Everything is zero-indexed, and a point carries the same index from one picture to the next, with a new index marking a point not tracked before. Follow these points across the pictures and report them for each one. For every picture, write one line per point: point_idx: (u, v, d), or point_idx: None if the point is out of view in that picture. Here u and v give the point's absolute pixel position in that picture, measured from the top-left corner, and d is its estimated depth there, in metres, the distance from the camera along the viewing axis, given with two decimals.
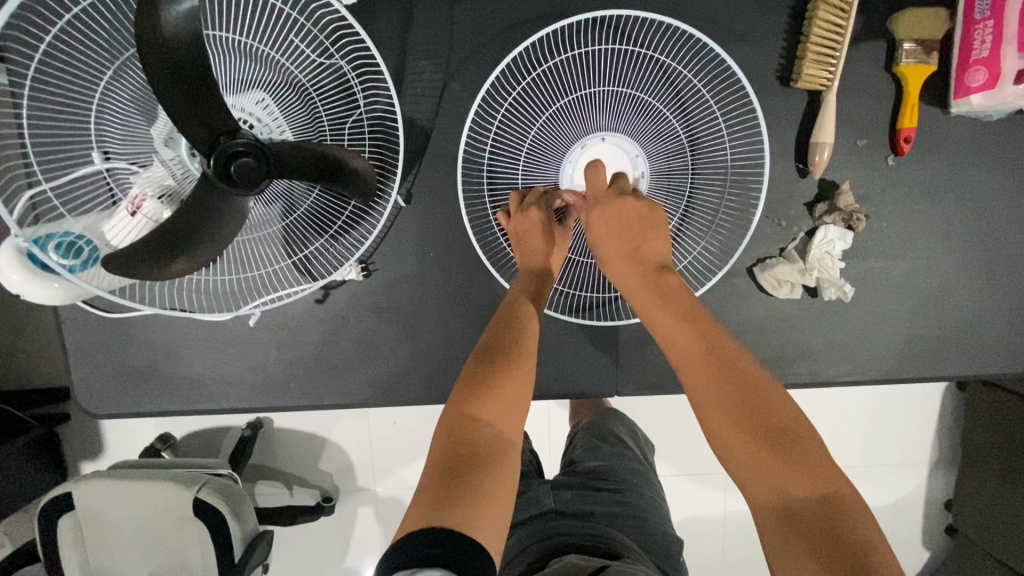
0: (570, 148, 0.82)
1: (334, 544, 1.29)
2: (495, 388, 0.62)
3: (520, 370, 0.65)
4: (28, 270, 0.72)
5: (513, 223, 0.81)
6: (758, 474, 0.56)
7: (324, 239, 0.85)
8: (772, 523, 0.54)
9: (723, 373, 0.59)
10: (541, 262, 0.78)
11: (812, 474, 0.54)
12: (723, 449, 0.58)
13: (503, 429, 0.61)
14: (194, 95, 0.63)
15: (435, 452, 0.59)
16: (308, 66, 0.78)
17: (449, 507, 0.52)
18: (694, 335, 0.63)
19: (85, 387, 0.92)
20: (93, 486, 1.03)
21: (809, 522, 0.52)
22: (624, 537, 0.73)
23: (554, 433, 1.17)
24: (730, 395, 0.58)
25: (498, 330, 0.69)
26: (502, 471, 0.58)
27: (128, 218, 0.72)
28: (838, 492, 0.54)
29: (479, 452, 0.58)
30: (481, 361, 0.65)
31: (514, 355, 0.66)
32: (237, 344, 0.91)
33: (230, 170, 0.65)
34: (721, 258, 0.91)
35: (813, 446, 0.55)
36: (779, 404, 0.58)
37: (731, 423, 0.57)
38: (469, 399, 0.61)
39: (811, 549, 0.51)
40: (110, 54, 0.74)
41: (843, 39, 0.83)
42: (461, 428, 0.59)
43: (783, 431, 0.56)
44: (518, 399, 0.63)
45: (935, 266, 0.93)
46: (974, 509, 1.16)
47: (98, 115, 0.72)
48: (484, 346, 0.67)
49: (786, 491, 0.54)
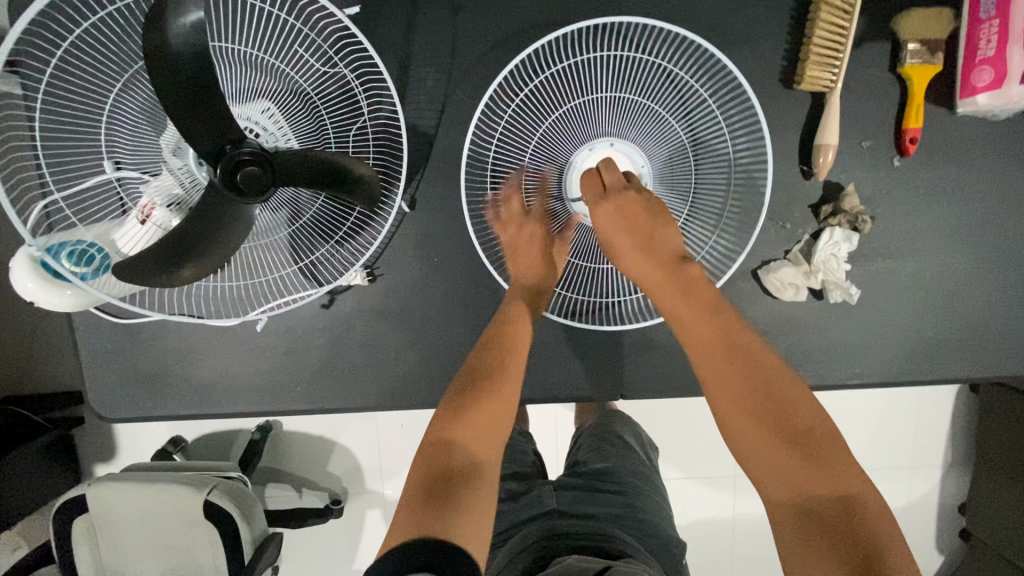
0: (579, 149, 0.83)
1: (343, 547, 1.30)
2: (476, 410, 0.68)
3: (495, 391, 0.70)
4: (43, 278, 0.73)
5: (507, 237, 0.86)
6: (768, 468, 0.57)
7: (329, 245, 0.86)
8: (787, 517, 0.55)
9: (743, 367, 0.60)
10: (528, 277, 0.84)
11: (827, 470, 0.55)
12: (740, 444, 0.59)
13: (479, 450, 0.66)
14: (200, 105, 0.64)
15: (414, 477, 0.63)
16: (312, 75, 0.79)
17: (435, 521, 0.56)
18: (715, 329, 0.64)
19: (97, 392, 0.93)
20: (106, 489, 1.05)
21: (822, 517, 0.54)
22: (627, 538, 0.73)
23: (560, 434, 1.18)
24: (749, 391, 0.59)
25: (481, 355, 0.74)
26: (481, 489, 0.63)
27: (138, 226, 0.74)
28: (853, 489, 0.55)
29: (459, 469, 0.63)
30: (463, 385, 0.71)
31: (494, 378, 0.71)
32: (245, 349, 0.92)
33: (236, 178, 0.66)
34: (729, 258, 0.90)
35: (830, 442, 0.56)
36: (798, 399, 0.58)
37: (747, 418, 0.58)
38: (448, 423, 0.67)
39: (828, 544, 0.52)
40: (119, 67, 0.75)
41: (846, 41, 0.82)
42: (439, 453, 0.64)
43: (801, 427, 0.57)
44: (498, 419, 0.69)
45: (944, 267, 0.92)
46: (989, 512, 1.15)
47: (108, 126, 0.73)
48: (467, 371, 0.73)
49: (802, 486, 0.55)
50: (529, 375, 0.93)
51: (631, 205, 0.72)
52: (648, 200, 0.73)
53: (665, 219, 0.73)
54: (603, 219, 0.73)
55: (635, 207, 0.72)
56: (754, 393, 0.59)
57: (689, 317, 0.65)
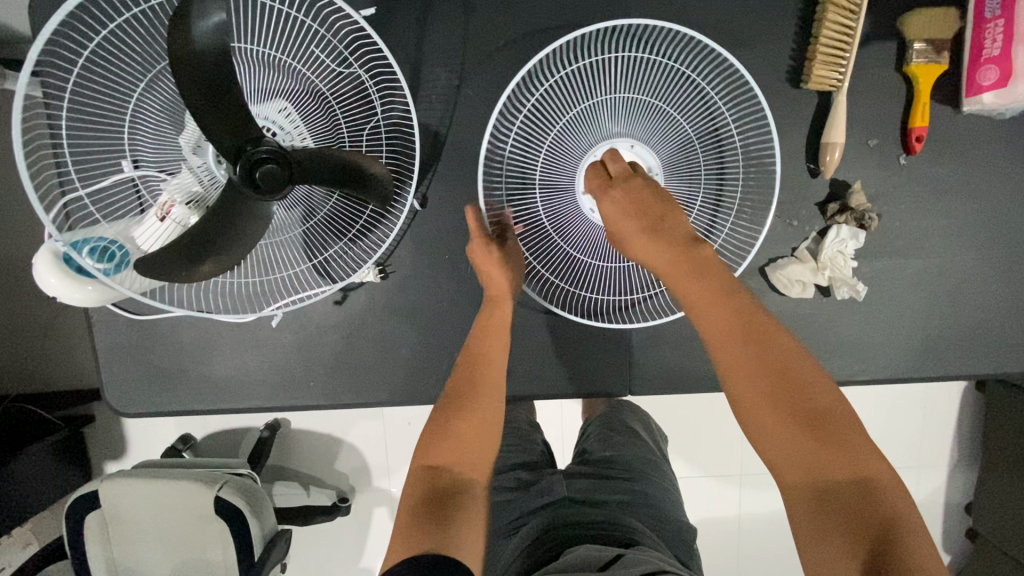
0: (598, 141, 0.84)
1: (351, 545, 1.31)
2: (456, 431, 0.72)
3: (475, 412, 0.74)
4: (64, 273, 0.74)
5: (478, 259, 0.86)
6: (780, 452, 0.58)
7: (343, 242, 0.88)
8: (804, 502, 0.56)
9: (761, 351, 0.61)
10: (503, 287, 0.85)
11: (842, 453, 0.56)
12: (754, 428, 0.60)
13: (465, 470, 0.70)
14: (222, 103, 0.66)
15: (406, 500, 0.66)
16: (327, 74, 0.80)
17: (431, 537, 0.60)
18: (729, 313, 0.64)
19: (113, 387, 0.94)
20: (119, 484, 1.07)
21: (840, 502, 0.55)
22: (637, 524, 0.74)
23: (566, 427, 1.20)
24: (761, 374, 0.60)
25: (461, 376, 0.78)
26: (473, 503, 0.66)
27: (157, 223, 0.75)
28: (873, 470, 0.55)
29: (448, 489, 0.67)
30: (445, 407, 0.75)
31: (474, 399, 0.75)
32: (260, 344, 0.94)
33: (255, 176, 0.67)
34: (745, 248, 0.91)
35: (848, 424, 0.57)
36: (816, 382, 0.59)
37: (763, 401, 0.59)
38: (431, 447, 0.70)
39: (839, 526, 0.53)
40: (143, 66, 0.77)
41: (853, 40, 0.83)
42: (428, 477, 0.68)
43: (814, 409, 0.58)
44: (481, 439, 0.72)
45: (950, 265, 0.93)
46: (995, 511, 1.15)
47: (131, 125, 0.75)
48: (449, 394, 0.76)
49: (816, 469, 0.56)
50: (539, 371, 0.95)
51: (637, 190, 0.73)
52: (654, 184, 0.74)
53: (675, 204, 0.73)
54: (610, 207, 0.74)
55: (642, 193, 0.73)
56: (771, 378, 0.59)
57: (705, 302, 0.66)
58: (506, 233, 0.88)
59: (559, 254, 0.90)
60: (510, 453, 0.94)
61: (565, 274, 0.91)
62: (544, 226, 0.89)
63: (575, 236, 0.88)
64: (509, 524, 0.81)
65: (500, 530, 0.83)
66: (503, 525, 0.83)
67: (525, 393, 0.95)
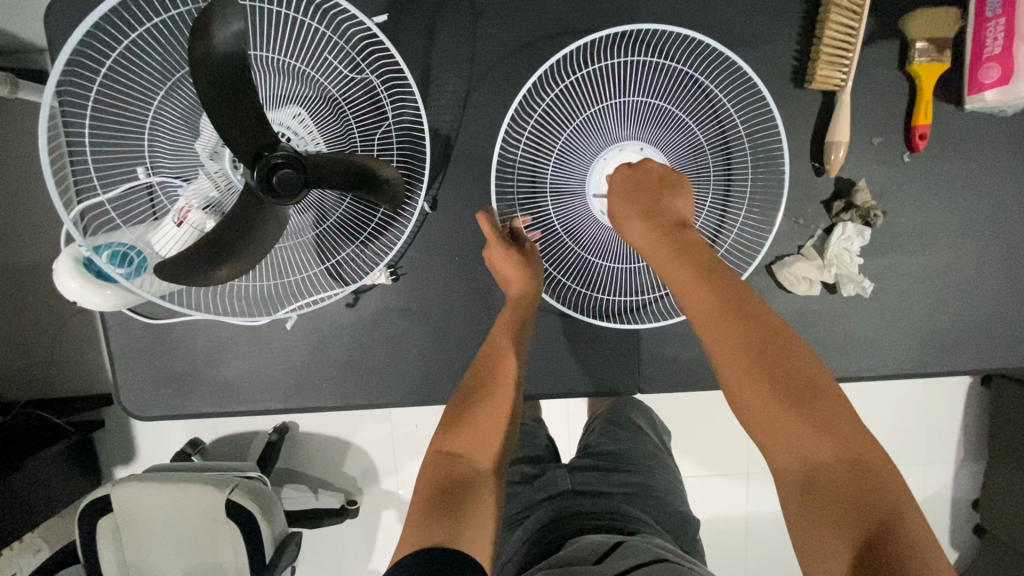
0: (608, 146, 0.85)
1: (358, 546, 1.32)
2: (468, 422, 0.72)
3: (488, 404, 0.74)
4: (84, 278, 0.76)
5: (499, 267, 0.86)
6: (776, 438, 0.57)
7: (355, 245, 0.89)
8: (796, 485, 0.56)
9: (750, 331, 0.61)
10: (522, 285, 0.84)
11: (833, 437, 0.55)
12: (750, 412, 0.59)
13: (477, 458, 0.70)
14: (239, 109, 0.67)
15: (420, 489, 0.67)
16: (339, 80, 0.82)
17: (444, 530, 0.60)
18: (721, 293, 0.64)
19: (127, 390, 0.96)
20: (132, 487, 1.08)
21: (834, 489, 0.54)
22: (641, 515, 0.75)
23: (572, 425, 1.22)
24: (755, 355, 0.59)
25: (477, 369, 0.78)
26: (484, 495, 0.66)
27: (175, 228, 0.77)
28: (865, 456, 0.55)
29: (462, 479, 0.67)
30: (463, 398, 0.75)
31: (489, 393, 0.75)
32: (272, 345, 0.95)
33: (272, 180, 0.68)
34: (755, 246, 0.92)
35: (837, 409, 0.57)
36: (804, 362, 0.59)
37: (753, 382, 0.59)
38: (443, 436, 0.71)
39: (837, 516, 0.53)
40: (164, 75, 0.79)
41: (856, 41, 0.85)
42: (442, 466, 0.68)
43: (806, 392, 0.57)
44: (496, 429, 0.73)
45: (956, 260, 0.94)
46: (1002, 507, 1.16)
47: (151, 132, 0.77)
48: (467, 386, 0.76)
49: (811, 455, 0.56)
50: (548, 369, 0.96)
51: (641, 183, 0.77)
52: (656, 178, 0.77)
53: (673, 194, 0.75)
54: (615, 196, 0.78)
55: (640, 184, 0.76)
56: (761, 359, 0.59)
57: (697, 288, 0.66)
58: (518, 236, 0.88)
59: (571, 256, 0.92)
60: (518, 451, 0.95)
61: (577, 276, 0.93)
62: (556, 230, 0.91)
63: (586, 239, 0.90)
64: (522, 517, 0.82)
65: (507, 525, 0.84)
66: (513, 519, 0.84)
67: (535, 392, 0.96)
